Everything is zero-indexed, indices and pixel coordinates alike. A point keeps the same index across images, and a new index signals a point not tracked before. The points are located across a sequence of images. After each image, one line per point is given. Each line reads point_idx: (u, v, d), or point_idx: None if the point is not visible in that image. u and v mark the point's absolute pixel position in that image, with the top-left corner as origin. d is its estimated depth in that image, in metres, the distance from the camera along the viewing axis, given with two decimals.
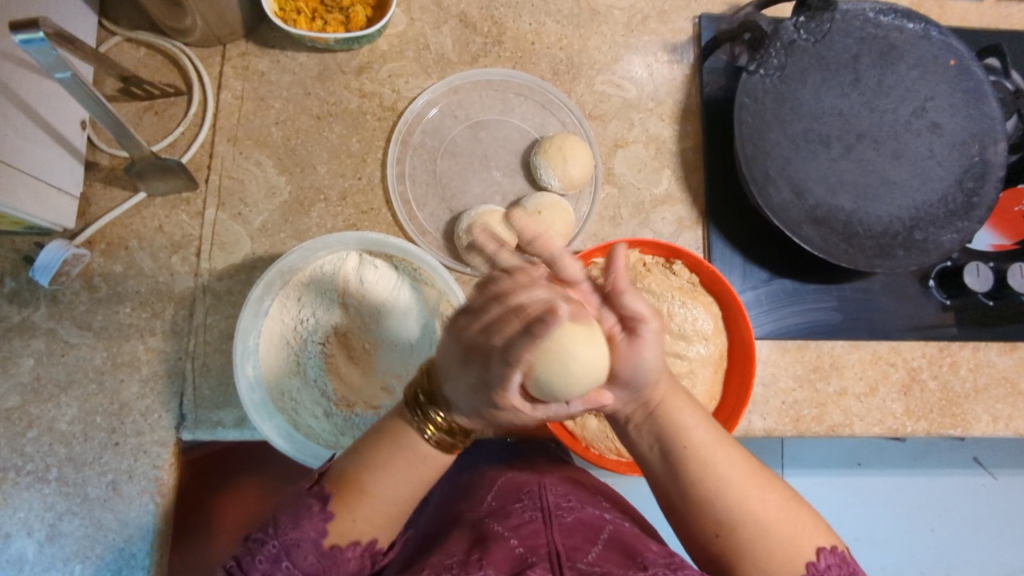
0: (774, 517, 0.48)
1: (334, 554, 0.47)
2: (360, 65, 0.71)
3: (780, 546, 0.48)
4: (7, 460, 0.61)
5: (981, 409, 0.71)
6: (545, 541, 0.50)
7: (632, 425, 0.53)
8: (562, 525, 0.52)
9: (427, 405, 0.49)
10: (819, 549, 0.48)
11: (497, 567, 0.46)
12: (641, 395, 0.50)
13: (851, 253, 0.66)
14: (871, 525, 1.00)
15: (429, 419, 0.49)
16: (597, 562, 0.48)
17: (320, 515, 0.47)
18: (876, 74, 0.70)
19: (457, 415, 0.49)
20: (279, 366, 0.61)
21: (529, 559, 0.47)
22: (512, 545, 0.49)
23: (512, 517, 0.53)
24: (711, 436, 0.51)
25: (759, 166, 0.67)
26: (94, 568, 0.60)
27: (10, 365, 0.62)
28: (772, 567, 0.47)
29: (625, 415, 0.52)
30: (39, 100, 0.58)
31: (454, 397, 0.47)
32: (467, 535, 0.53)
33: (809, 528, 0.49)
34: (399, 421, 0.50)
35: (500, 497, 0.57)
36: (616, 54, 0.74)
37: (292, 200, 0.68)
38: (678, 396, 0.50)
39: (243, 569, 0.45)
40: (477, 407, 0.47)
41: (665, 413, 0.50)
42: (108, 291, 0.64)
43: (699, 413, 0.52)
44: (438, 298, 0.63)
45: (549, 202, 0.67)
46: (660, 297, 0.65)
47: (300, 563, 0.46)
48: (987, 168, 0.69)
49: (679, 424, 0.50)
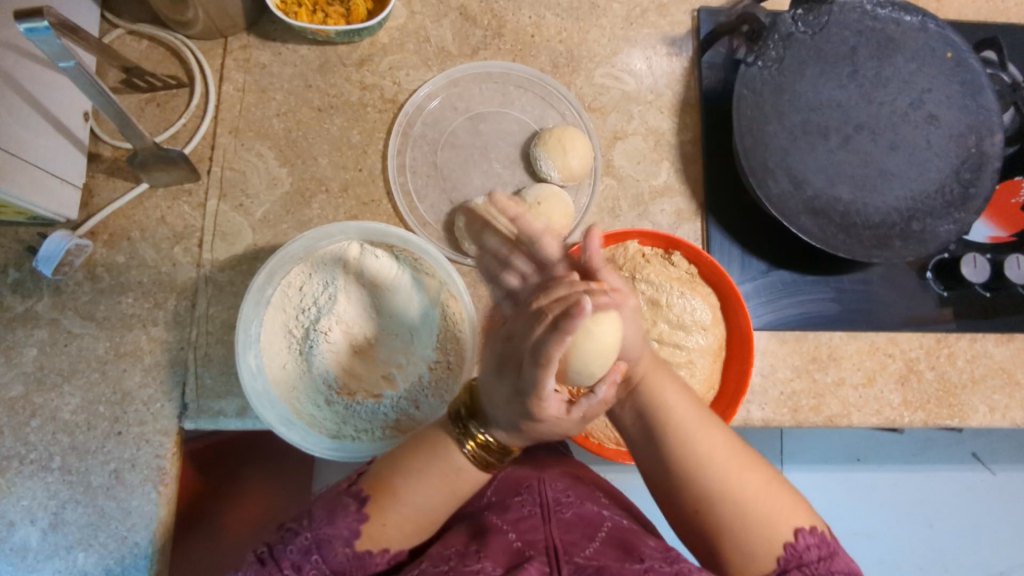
0: (752, 497, 0.49)
1: (363, 557, 0.48)
2: (361, 58, 0.71)
3: (757, 523, 0.48)
4: (11, 448, 0.61)
5: (978, 400, 0.71)
6: (543, 536, 0.50)
7: (615, 401, 0.54)
8: (561, 521, 0.53)
9: (468, 420, 0.50)
10: (797, 530, 0.48)
11: (495, 561, 0.47)
12: (625, 370, 0.52)
13: (848, 243, 0.67)
14: (870, 519, 1.00)
15: (470, 434, 0.50)
16: (595, 556, 0.48)
17: (354, 515, 0.49)
18: (874, 66, 0.71)
19: (496, 433, 0.49)
20: (281, 354, 0.61)
21: (526, 553, 0.48)
22: (510, 538, 0.50)
23: (510, 512, 0.53)
24: (693, 413, 0.52)
25: (757, 157, 0.67)
26: (97, 557, 0.61)
27: (14, 354, 0.63)
28: (749, 543, 0.48)
29: (606, 395, 0.55)
30: (44, 90, 0.58)
31: (493, 412, 0.47)
32: (465, 528, 0.53)
33: (788, 510, 0.49)
34: (439, 433, 0.51)
35: (499, 493, 0.58)
36: (615, 47, 0.74)
37: (293, 191, 0.68)
38: (660, 372, 0.53)
39: (274, 556, 0.45)
40: (512, 419, 0.46)
41: (647, 389, 0.53)
42: (111, 281, 0.65)
43: (682, 391, 0.54)
44: (439, 288, 0.64)
45: (548, 193, 0.68)
46: (659, 288, 0.65)
47: (329, 558, 0.46)
48: (984, 159, 0.69)
49: (663, 401, 0.52)
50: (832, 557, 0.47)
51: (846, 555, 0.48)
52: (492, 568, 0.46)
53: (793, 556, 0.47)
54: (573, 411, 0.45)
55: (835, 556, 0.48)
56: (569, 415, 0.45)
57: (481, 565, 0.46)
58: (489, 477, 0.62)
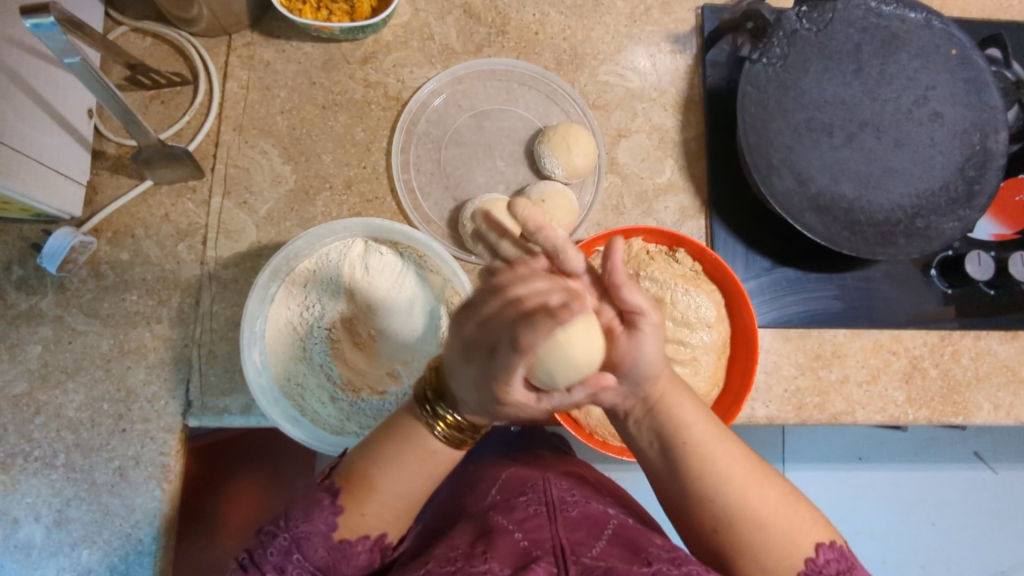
0: (773, 514, 0.49)
1: (344, 548, 0.48)
2: (365, 56, 0.71)
3: (778, 540, 0.48)
4: (15, 446, 0.61)
5: (983, 398, 0.71)
6: (549, 535, 0.50)
7: (631, 419, 0.53)
8: (567, 520, 0.53)
9: (436, 403, 0.49)
10: (818, 544, 0.49)
11: (501, 561, 0.47)
12: (641, 391, 0.50)
13: (852, 241, 0.67)
14: (872, 518, 1.00)
15: (439, 415, 0.49)
16: (602, 557, 0.48)
17: (330, 509, 0.49)
18: (878, 63, 0.70)
19: (466, 413, 0.48)
20: (286, 351, 0.61)
21: (533, 553, 0.48)
22: (516, 538, 0.50)
23: (516, 511, 0.53)
24: (710, 432, 0.51)
25: (762, 154, 0.67)
26: (101, 553, 0.61)
27: (18, 352, 0.63)
28: (772, 562, 0.48)
29: (624, 411, 0.53)
30: (49, 88, 0.58)
31: (460, 393, 0.47)
32: (471, 527, 0.53)
33: (807, 524, 0.49)
34: (410, 417, 0.51)
35: (503, 492, 0.57)
36: (619, 44, 0.74)
37: (297, 188, 0.68)
38: (677, 392, 0.51)
39: (255, 561, 0.46)
40: (483, 400, 0.46)
41: (665, 408, 0.51)
42: (115, 278, 0.65)
43: (699, 408, 0.52)
44: (443, 285, 0.64)
45: (552, 190, 0.67)
46: (662, 285, 0.65)
47: (310, 555, 0.47)
48: (988, 157, 0.69)
49: (679, 420, 0.51)
50: (851, 570, 0.48)
51: (864, 567, 0.49)
52: (500, 568, 0.46)
53: (814, 571, 0.48)
54: (541, 401, 0.46)
55: (852, 571, 0.48)
56: (536, 404, 0.45)
57: (488, 566, 0.46)
58: (493, 477, 0.62)
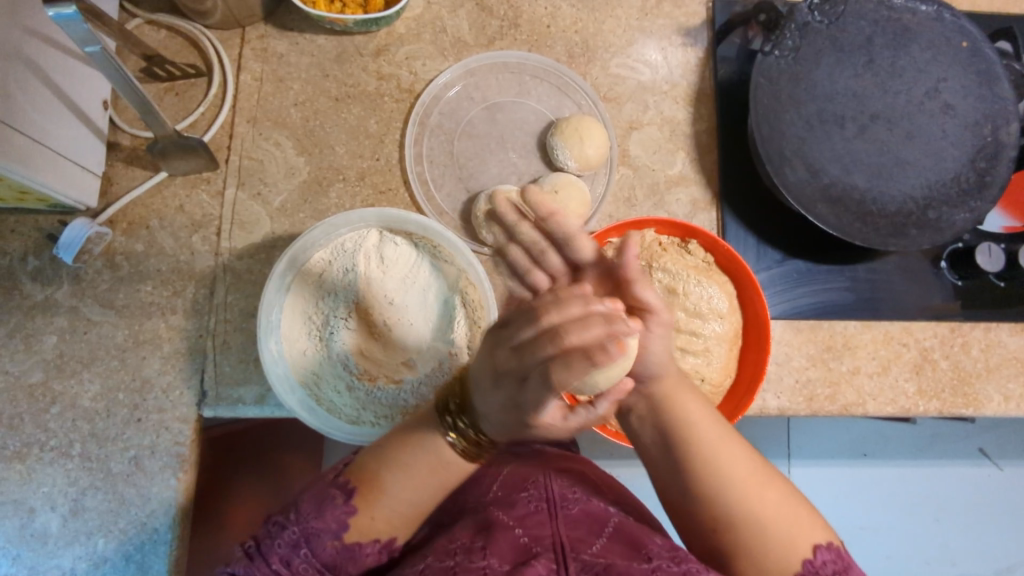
0: (773, 516, 0.50)
1: (353, 549, 0.49)
2: (378, 48, 0.71)
3: (779, 542, 0.49)
4: (31, 436, 0.62)
5: (993, 389, 0.71)
6: (549, 532, 0.51)
7: (634, 415, 0.54)
8: (567, 516, 0.54)
9: (455, 414, 0.49)
10: (815, 546, 0.49)
11: (501, 557, 0.48)
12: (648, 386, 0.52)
13: (865, 232, 0.67)
14: (877, 513, 1.00)
15: (458, 429, 0.49)
16: (601, 554, 0.50)
17: (342, 508, 0.49)
18: (890, 55, 0.71)
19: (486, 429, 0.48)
20: (302, 341, 0.62)
21: (533, 549, 0.49)
22: (516, 534, 0.51)
23: (517, 507, 0.54)
24: (714, 430, 0.52)
25: (774, 146, 0.67)
26: (117, 542, 0.61)
27: (33, 342, 0.63)
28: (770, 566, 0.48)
29: (628, 406, 0.54)
30: (66, 78, 0.59)
31: (484, 410, 0.46)
32: (471, 523, 0.54)
33: (808, 527, 0.50)
34: (428, 427, 0.50)
35: (505, 487, 0.57)
36: (630, 37, 0.74)
37: (311, 180, 0.69)
38: (683, 391, 0.52)
39: (263, 552, 0.47)
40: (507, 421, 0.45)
41: (670, 408, 0.52)
42: (130, 269, 0.65)
43: (703, 404, 0.54)
44: (457, 274, 0.64)
45: (564, 181, 0.68)
46: (675, 276, 0.65)
47: (319, 552, 0.48)
48: (1000, 148, 0.70)
49: (683, 419, 0.52)
50: (847, 571, 0.49)
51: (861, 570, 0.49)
52: (500, 564, 0.48)
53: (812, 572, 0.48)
54: (569, 419, 0.44)
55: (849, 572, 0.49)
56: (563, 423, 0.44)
57: (486, 563, 0.47)
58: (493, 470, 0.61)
